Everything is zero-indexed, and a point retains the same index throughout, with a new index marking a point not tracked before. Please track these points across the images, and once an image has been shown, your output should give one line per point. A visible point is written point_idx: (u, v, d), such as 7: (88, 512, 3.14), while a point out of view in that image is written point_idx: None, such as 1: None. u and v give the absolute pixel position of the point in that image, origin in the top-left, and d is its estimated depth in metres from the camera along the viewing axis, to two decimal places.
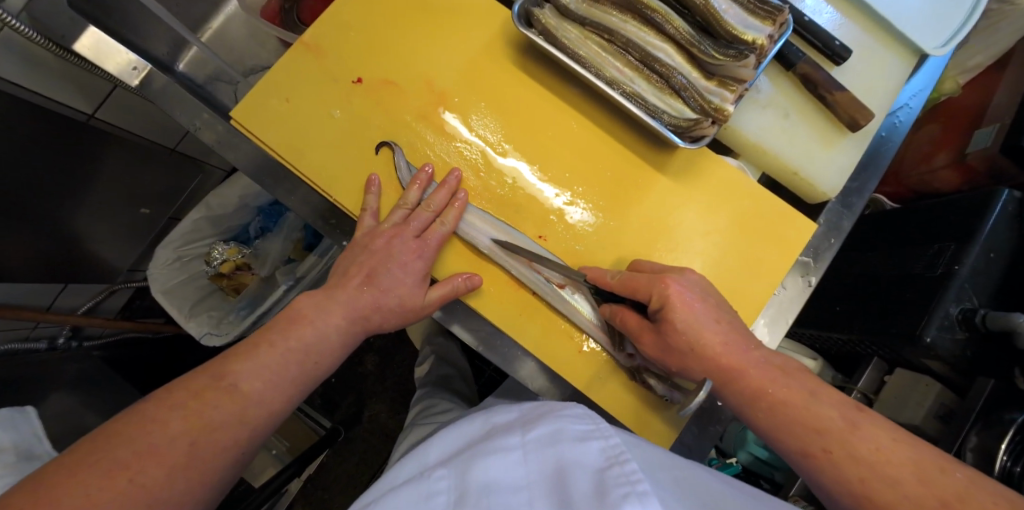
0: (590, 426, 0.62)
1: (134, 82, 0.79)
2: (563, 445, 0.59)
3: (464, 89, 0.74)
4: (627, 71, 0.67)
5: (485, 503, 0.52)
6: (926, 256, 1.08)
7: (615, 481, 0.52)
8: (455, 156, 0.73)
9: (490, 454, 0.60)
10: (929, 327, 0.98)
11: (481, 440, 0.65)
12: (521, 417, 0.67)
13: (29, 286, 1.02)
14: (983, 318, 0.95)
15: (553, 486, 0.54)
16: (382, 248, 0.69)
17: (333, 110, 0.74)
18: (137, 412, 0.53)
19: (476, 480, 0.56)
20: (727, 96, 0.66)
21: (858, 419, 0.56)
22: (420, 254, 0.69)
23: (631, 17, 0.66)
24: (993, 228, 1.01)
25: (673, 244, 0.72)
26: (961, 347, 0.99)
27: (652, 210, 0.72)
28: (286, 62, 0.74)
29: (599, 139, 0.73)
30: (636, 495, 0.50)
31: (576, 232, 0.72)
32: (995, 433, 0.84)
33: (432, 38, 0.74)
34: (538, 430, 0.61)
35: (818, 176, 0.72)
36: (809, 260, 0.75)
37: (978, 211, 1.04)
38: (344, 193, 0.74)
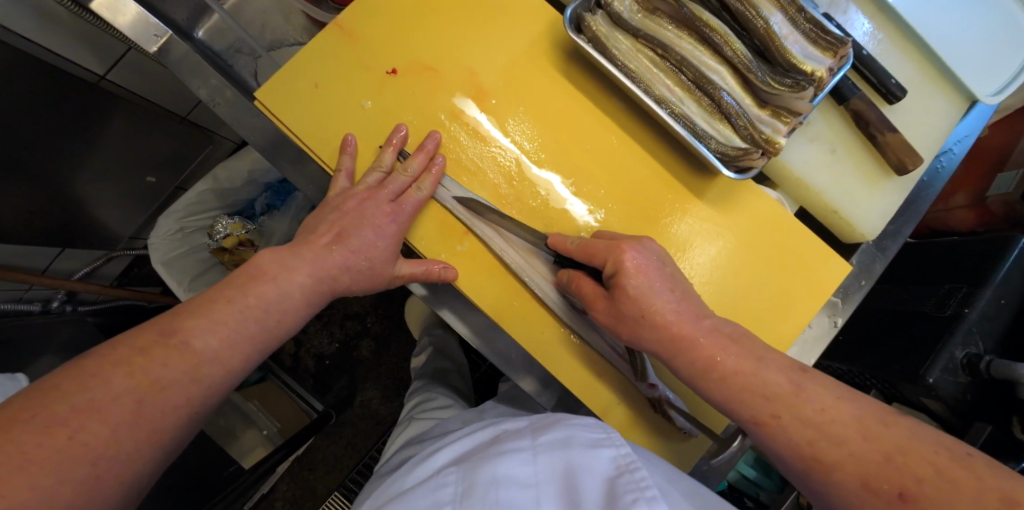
0: (601, 436, 0.60)
1: (153, 48, 0.75)
2: (573, 449, 0.57)
3: (504, 91, 0.70)
4: (677, 90, 0.64)
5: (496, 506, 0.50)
6: (937, 295, 1.07)
7: (626, 488, 0.51)
8: (489, 161, 0.70)
9: (500, 453, 0.58)
10: (932, 369, 0.97)
11: (492, 441, 0.63)
12: (532, 422, 0.65)
13: (20, 248, 0.97)
14: (988, 365, 0.95)
15: (564, 492, 0.52)
16: (354, 209, 0.66)
17: (364, 100, 0.70)
18: (78, 365, 0.49)
19: (484, 482, 0.54)
20: (779, 127, 0.63)
21: (802, 382, 0.55)
22: (394, 217, 0.67)
23: (686, 33, 0.63)
24: (1005, 276, 1.00)
25: (684, 263, 0.70)
26: (961, 390, 0.98)
27: (672, 235, 0.70)
28: (317, 43, 0.70)
29: (639, 158, 0.70)
30: (645, 503, 0.49)
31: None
32: None
33: (473, 33, 0.71)
34: (550, 434, 0.60)
35: (855, 216, 0.70)
36: (838, 301, 0.74)
37: (992, 257, 1.02)
38: (321, 147, 0.70)
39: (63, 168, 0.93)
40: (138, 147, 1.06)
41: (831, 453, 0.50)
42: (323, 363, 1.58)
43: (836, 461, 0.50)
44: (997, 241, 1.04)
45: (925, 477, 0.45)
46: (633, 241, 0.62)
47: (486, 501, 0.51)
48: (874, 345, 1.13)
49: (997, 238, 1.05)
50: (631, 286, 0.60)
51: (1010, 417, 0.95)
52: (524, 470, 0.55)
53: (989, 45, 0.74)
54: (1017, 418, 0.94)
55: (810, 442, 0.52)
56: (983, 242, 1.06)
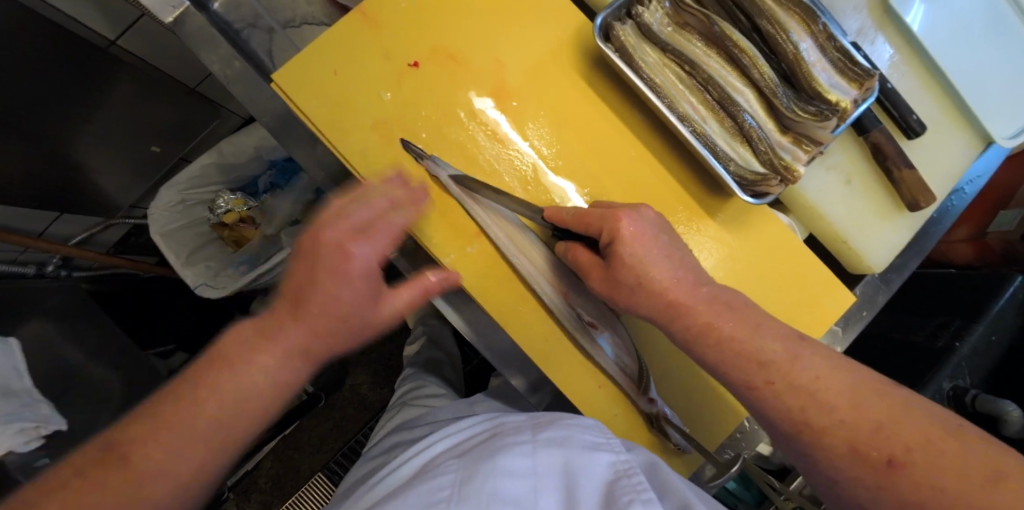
0: (600, 438, 0.60)
1: (168, 18, 0.73)
2: (573, 449, 0.57)
3: (528, 94, 0.70)
4: (700, 108, 0.64)
5: (494, 495, 0.50)
6: (930, 327, 1.07)
7: (624, 489, 0.52)
8: (506, 163, 0.69)
9: (499, 446, 0.57)
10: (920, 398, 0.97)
11: (491, 434, 0.62)
12: (531, 418, 0.65)
13: (15, 210, 0.96)
14: (974, 399, 0.93)
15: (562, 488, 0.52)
16: (329, 249, 0.54)
17: (384, 92, 0.69)
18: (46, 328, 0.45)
19: (484, 468, 0.53)
20: (799, 154, 0.63)
21: (798, 351, 0.53)
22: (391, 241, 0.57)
23: (715, 52, 0.63)
24: (1001, 311, 0.99)
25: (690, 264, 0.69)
26: None
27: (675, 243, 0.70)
28: (340, 28, 0.69)
29: (657, 173, 0.70)
30: (641, 504, 0.49)
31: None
32: None
33: (502, 32, 0.70)
34: (549, 431, 0.60)
35: (864, 248, 0.71)
36: (838, 330, 0.76)
37: (989, 293, 1.01)
38: (319, 117, 0.68)
39: (69, 131, 0.91)
40: (144, 114, 1.04)
41: (822, 418, 0.49)
42: None
43: (827, 426, 0.49)
44: (994, 278, 1.03)
45: (913, 444, 0.45)
46: (629, 209, 0.60)
47: (484, 492, 0.50)
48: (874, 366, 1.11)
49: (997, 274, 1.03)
50: (627, 254, 0.58)
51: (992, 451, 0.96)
52: (523, 463, 0.54)
53: (1013, 89, 0.74)
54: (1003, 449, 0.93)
55: (800, 412, 0.50)
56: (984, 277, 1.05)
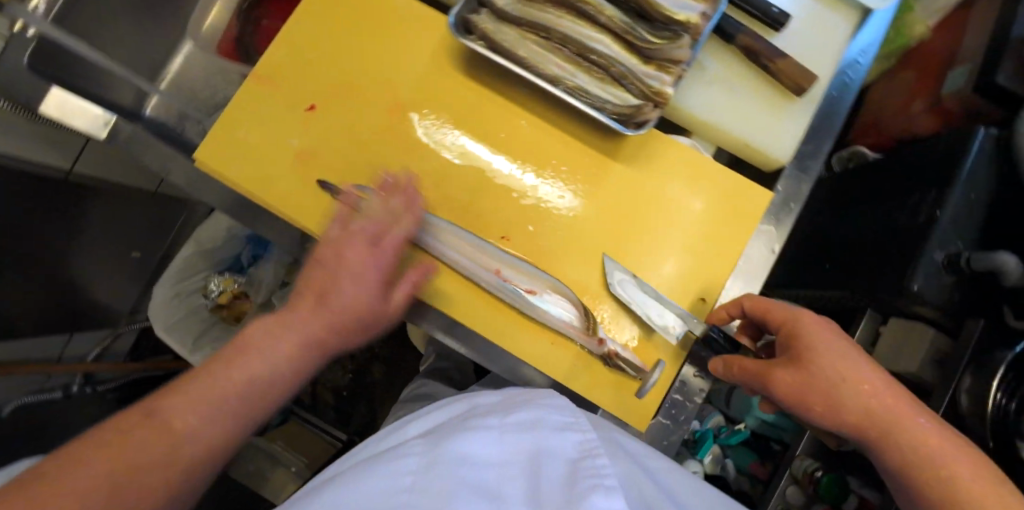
0: (569, 420, 0.60)
1: (103, 135, 0.81)
2: (540, 432, 0.57)
3: (420, 100, 0.75)
4: (566, 65, 0.67)
5: (457, 477, 0.48)
6: (909, 205, 0.96)
7: (588, 472, 0.51)
8: (416, 167, 0.74)
9: (466, 429, 0.57)
10: (917, 275, 0.86)
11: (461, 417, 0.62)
12: (502, 400, 0.64)
13: (29, 341, 1.06)
14: (969, 261, 0.83)
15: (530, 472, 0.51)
16: (332, 257, 0.64)
17: (291, 140, 0.74)
18: None
19: (451, 451, 0.51)
20: (666, 78, 0.66)
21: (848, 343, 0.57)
22: (371, 258, 0.65)
23: (566, 13, 0.67)
24: (973, 169, 0.88)
25: (652, 212, 0.74)
26: (949, 293, 0.87)
27: (632, 192, 0.74)
28: (240, 95, 0.75)
29: (554, 134, 0.74)
30: (602, 490, 0.48)
31: (541, 241, 0.73)
32: (984, 372, 0.70)
33: (379, 54, 0.76)
34: (519, 415, 0.59)
35: (766, 143, 0.73)
36: (771, 229, 0.76)
37: (957, 153, 0.91)
38: (240, 175, 0.74)
39: (46, 258, 1.01)
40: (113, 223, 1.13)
41: None
42: (341, 394, 1.64)
43: None
44: (960, 136, 0.92)
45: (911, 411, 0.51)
46: None
47: (449, 475, 0.48)
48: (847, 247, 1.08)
49: (958, 132, 0.93)
50: None
51: (1003, 308, 0.84)
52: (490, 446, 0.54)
53: None
54: (1009, 307, 0.83)
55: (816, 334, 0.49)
56: (944, 139, 0.95)
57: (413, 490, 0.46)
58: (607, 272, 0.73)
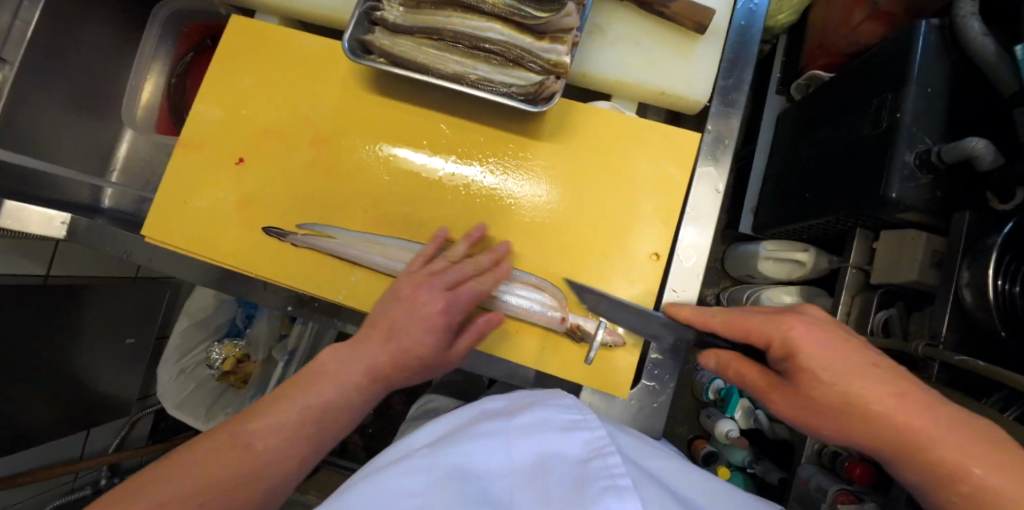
0: (576, 416, 0.56)
1: (63, 233, 0.85)
2: (548, 434, 0.53)
3: (341, 128, 0.76)
4: (465, 60, 0.69)
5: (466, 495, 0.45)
6: (870, 115, 0.91)
7: (598, 475, 0.48)
8: (351, 194, 0.75)
9: (474, 441, 0.51)
10: (890, 183, 0.82)
11: (465, 427, 0.54)
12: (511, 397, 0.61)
13: (47, 445, 1.10)
14: (940, 155, 0.78)
15: (540, 481, 0.48)
16: (408, 297, 0.64)
17: (228, 195, 0.76)
18: None
19: (461, 461, 0.48)
20: (562, 49, 0.66)
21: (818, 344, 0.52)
22: (449, 303, 0.63)
23: (453, 10, 0.68)
24: (922, 64, 0.83)
25: (622, 184, 0.74)
26: (930, 192, 0.82)
27: (596, 172, 0.74)
28: (172, 165, 0.77)
29: (475, 129, 0.75)
30: (613, 493, 0.46)
31: (486, 234, 0.73)
32: (980, 262, 0.68)
33: (293, 94, 0.78)
34: (526, 415, 0.55)
35: (683, 88, 0.73)
36: (711, 169, 0.74)
37: (903, 53, 0.86)
38: (187, 240, 0.76)
39: (46, 364, 1.05)
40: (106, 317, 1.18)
41: None
42: None
43: None
44: (900, 37, 0.88)
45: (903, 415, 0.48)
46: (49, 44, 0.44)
47: (462, 485, 0.46)
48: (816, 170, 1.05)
49: (900, 34, 0.88)
50: None
51: (983, 193, 0.80)
52: (497, 459, 0.50)
53: None
54: (992, 192, 0.77)
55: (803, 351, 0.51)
56: (888, 45, 0.90)
57: (426, 495, 0.45)
58: (557, 250, 0.73)
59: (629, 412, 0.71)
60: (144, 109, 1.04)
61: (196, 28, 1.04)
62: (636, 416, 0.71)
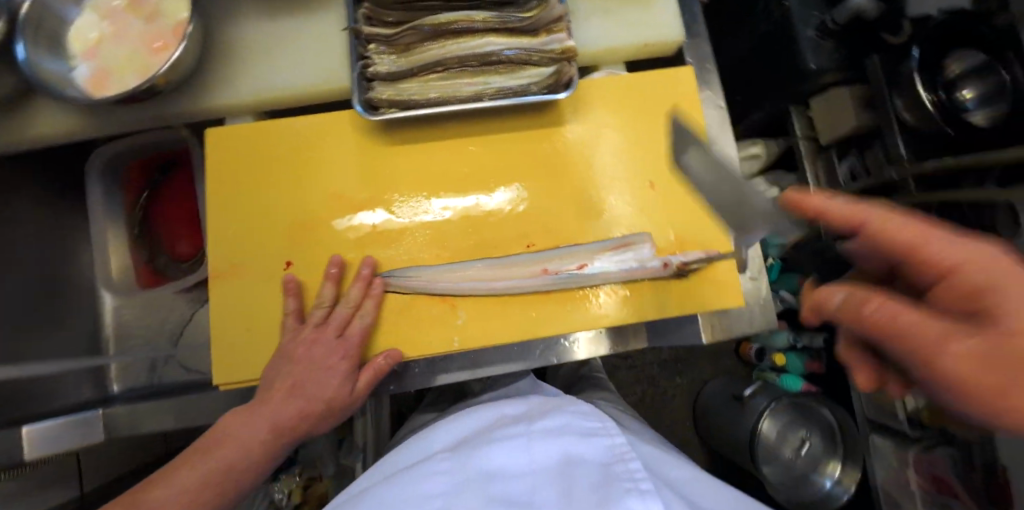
0: (595, 424, 0.65)
1: (99, 434, 0.78)
2: (569, 439, 0.61)
3: (375, 190, 0.74)
4: (476, 80, 0.71)
5: (485, 491, 0.54)
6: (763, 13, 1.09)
7: (621, 478, 0.56)
8: (414, 246, 0.73)
9: (490, 441, 0.60)
10: (808, 58, 1.01)
11: (485, 431, 0.63)
12: (531, 408, 0.68)
13: None
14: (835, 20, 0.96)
15: (560, 479, 0.56)
16: (302, 357, 0.68)
17: (291, 300, 0.72)
18: None
19: (479, 464, 0.57)
20: (561, 37, 0.70)
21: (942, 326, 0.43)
22: (342, 354, 0.68)
23: (445, 40, 0.70)
24: None
25: (636, 136, 0.77)
26: (836, 52, 1.02)
27: (606, 139, 0.77)
28: (215, 299, 0.71)
29: (502, 139, 0.76)
30: (636, 494, 0.53)
31: (560, 227, 0.75)
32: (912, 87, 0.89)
33: (309, 179, 0.74)
34: (545, 421, 0.63)
35: (664, 33, 0.79)
36: (709, 92, 0.83)
37: None
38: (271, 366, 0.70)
39: None
40: None
41: None
42: None
43: None
44: None
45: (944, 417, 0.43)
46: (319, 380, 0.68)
47: (481, 481, 0.55)
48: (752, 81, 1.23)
49: None
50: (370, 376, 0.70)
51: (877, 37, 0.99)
52: (518, 460, 0.58)
53: None
54: (884, 33, 0.98)
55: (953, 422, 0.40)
56: None
57: (448, 496, 0.53)
58: (623, 210, 0.76)
59: (746, 319, 0.77)
60: (118, 267, 0.95)
61: (139, 165, 0.96)
62: (751, 317, 0.78)
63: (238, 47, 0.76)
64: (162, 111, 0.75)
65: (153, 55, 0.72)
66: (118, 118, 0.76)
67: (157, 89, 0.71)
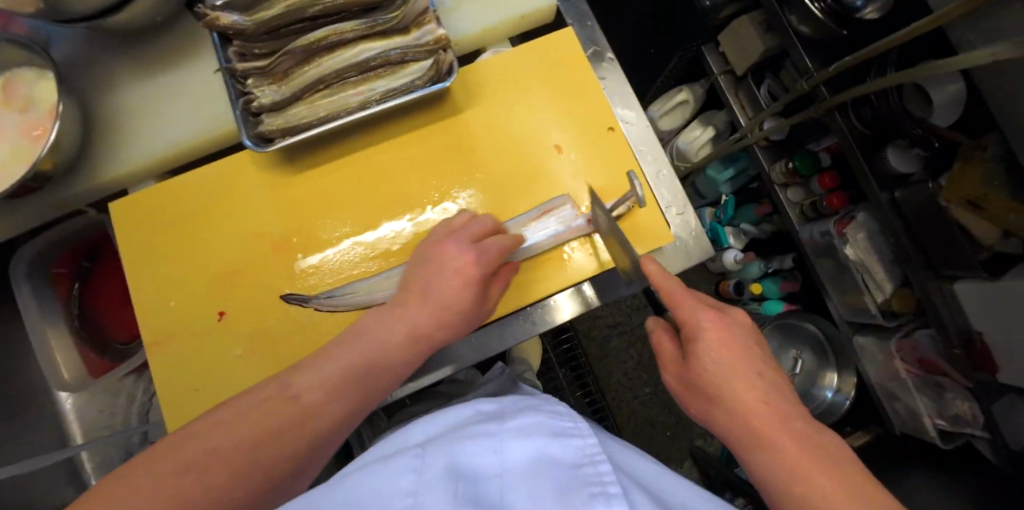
0: (567, 425, 0.54)
1: None
2: (542, 437, 0.50)
3: (292, 220, 0.74)
4: (361, 89, 0.71)
5: (454, 490, 0.41)
6: None
7: (588, 481, 0.45)
8: (344, 264, 0.73)
9: (463, 436, 0.48)
10: None
11: (457, 429, 0.51)
12: (501, 412, 0.58)
13: None
14: None
15: (534, 479, 0.44)
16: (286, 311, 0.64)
17: (233, 348, 0.71)
18: None
19: (450, 458, 0.44)
20: (430, 27, 0.70)
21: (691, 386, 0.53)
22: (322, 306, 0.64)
23: (320, 58, 0.71)
24: None
25: (534, 105, 0.79)
26: None
27: (506, 115, 0.78)
28: (159, 365, 0.71)
29: (405, 141, 0.77)
30: (604, 501, 0.42)
31: (483, 210, 0.76)
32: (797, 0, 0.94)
33: (224, 225, 0.74)
34: (517, 420, 0.52)
35: (537, 1, 0.81)
36: (596, 47, 0.85)
37: None
38: None
39: None
40: None
41: None
42: None
43: None
44: None
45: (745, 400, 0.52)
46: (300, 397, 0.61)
47: (451, 478, 0.42)
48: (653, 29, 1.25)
49: None
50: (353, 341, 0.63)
51: None
52: (489, 460, 0.46)
53: None
54: None
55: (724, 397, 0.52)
56: None
57: (418, 494, 0.40)
58: (537, 178, 0.77)
59: (682, 253, 0.79)
60: (66, 366, 0.92)
61: (67, 257, 0.95)
62: (687, 251, 0.79)
63: (124, 115, 0.75)
64: (62, 197, 0.75)
65: (33, 143, 0.72)
66: (21, 213, 0.75)
67: (47, 175, 0.71)
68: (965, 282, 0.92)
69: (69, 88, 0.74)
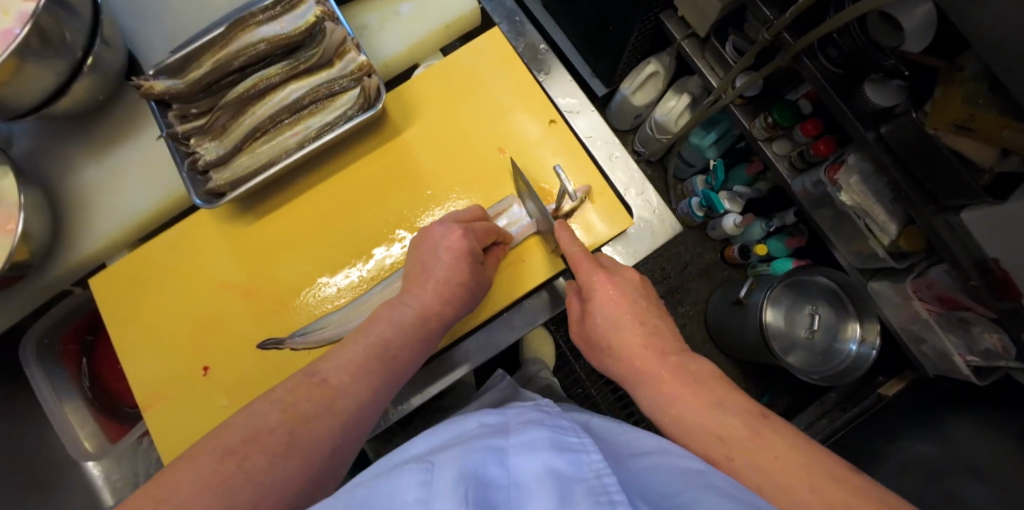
0: (570, 439, 0.43)
1: None
2: (537, 452, 0.40)
3: (259, 267, 0.76)
4: (298, 128, 0.72)
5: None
6: None
7: (595, 492, 0.36)
8: (313, 301, 0.75)
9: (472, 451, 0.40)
10: None
11: (459, 442, 0.43)
12: (509, 422, 0.49)
13: None
14: None
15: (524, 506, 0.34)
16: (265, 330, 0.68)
17: (221, 400, 0.73)
18: None
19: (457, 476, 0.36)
20: (353, 57, 0.71)
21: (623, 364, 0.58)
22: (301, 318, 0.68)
23: (253, 106, 0.72)
24: None
25: (474, 112, 0.78)
26: None
27: (448, 126, 0.78)
28: (156, 427, 0.74)
29: (353, 170, 0.77)
30: None
31: None
32: None
33: (196, 283, 0.76)
34: (521, 434, 0.43)
35: (456, 7, 0.82)
36: (528, 41, 0.84)
37: None
38: None
39: None
40: None
41: None
42: None
43: None
44: None
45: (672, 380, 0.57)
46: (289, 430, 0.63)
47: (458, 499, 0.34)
48: (603, 8, 1.22)
49: None
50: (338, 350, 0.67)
51: None
52: (497, 474, 0.38)
53: None
54: None
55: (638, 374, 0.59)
56: None
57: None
58: (488, 184, 0.77)
59: (648, 236, 0.77)
60: (88, 437, 0.97)
61: (70, 335, 0.99)
62: (653, 229, 0.77)
63: (89, 193, 0.79)
64: (45, 280, 0.79)
65: None
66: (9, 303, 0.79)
67: (25, 263, 0.74)
68: (970, 211, 0.84)
69: (34, 179, 0.77)
